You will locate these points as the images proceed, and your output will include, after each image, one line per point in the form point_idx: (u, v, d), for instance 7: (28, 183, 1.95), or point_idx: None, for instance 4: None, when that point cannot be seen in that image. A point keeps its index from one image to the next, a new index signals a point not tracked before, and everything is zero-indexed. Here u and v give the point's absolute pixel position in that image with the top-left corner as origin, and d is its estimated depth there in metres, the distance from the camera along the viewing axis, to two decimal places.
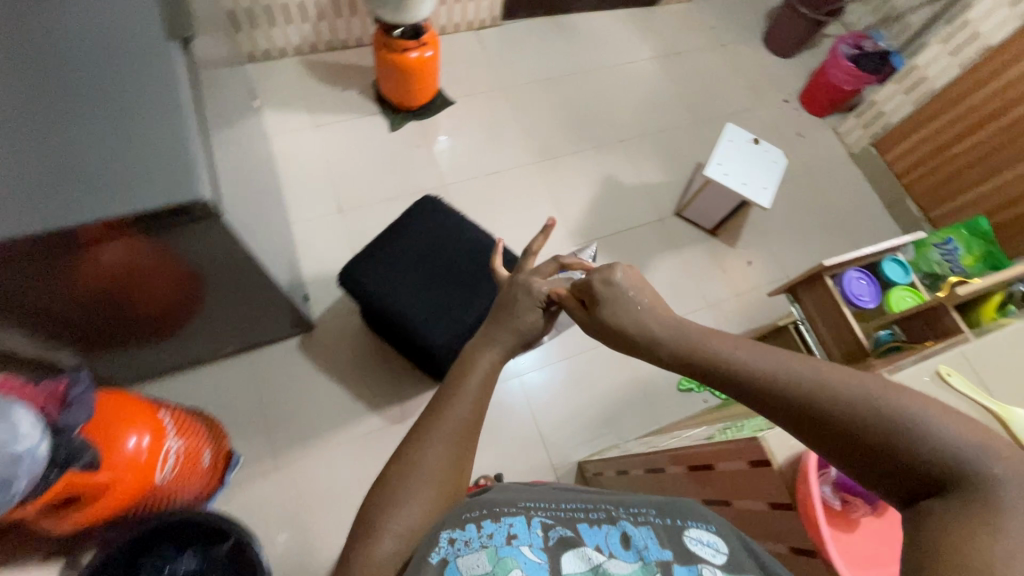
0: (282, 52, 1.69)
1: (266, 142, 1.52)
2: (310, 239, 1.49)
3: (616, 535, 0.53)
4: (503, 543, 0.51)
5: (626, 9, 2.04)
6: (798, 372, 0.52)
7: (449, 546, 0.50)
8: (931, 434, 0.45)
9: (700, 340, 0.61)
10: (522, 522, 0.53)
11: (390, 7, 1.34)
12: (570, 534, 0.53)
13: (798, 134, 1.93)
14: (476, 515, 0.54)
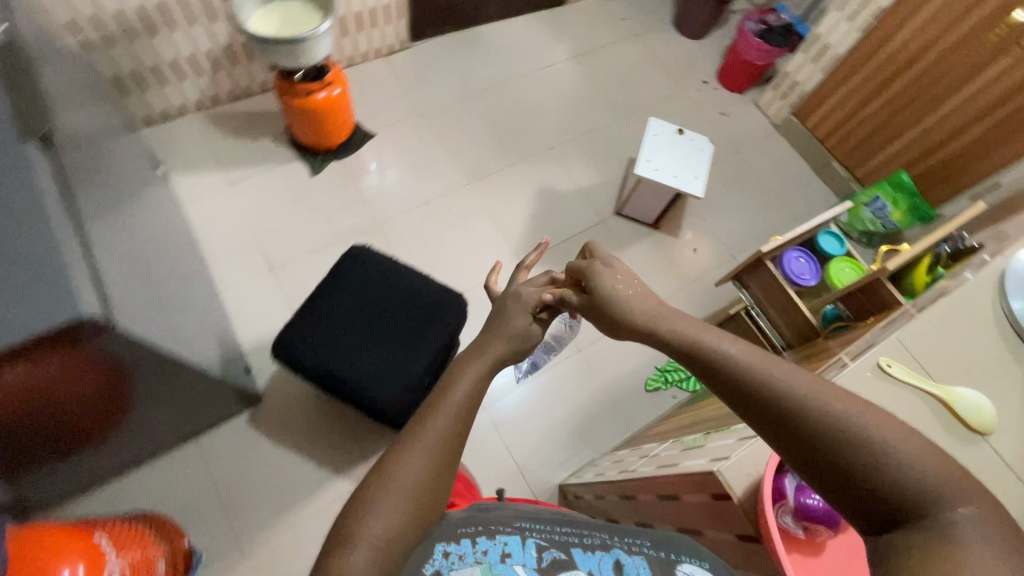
0: (181, 110, 1.59)
1: (178, 209, 1.42)
2: (245, 304, 1.41)
3: (610, 563, 0.51)
4: (496, 562, 0.50)
5: (534, 12, 2.02)
6: (796, 390, 0.53)
7: (443, 558, 0.49)
8: (910, 471, 0.48)
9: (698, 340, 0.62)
10: (516, 541, 0.51)
11: (281, 56, 1.25)
12: (565, 557, 0.51)
13: (721, 114, 1.96)
14: (472, 530, 0.53)
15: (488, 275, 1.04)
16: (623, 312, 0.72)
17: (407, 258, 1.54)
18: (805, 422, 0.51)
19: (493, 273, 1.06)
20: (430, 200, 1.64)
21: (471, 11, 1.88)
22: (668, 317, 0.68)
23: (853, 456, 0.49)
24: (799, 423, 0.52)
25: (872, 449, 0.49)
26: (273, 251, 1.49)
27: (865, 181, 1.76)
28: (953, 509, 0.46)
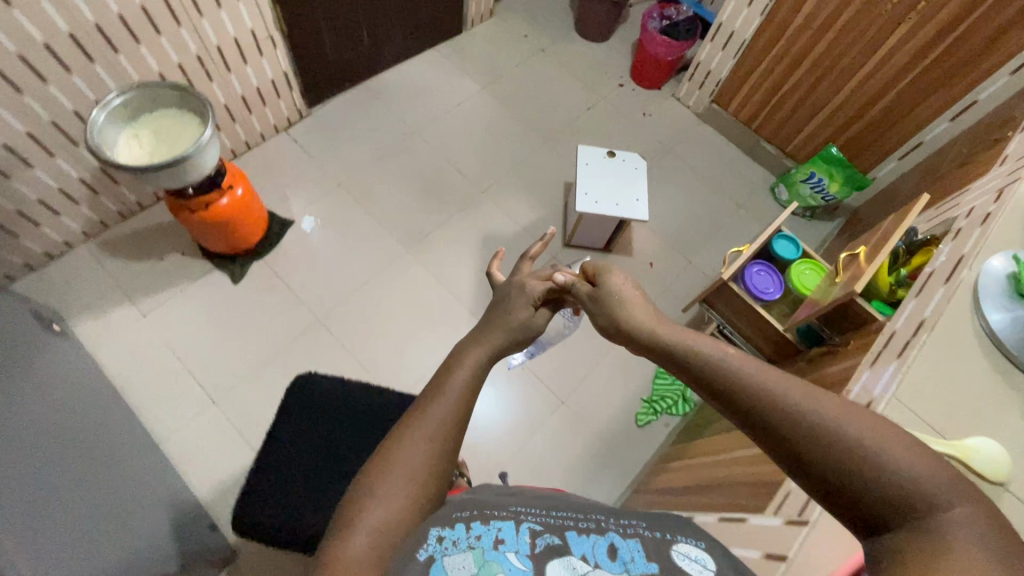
0: (65, 246, 1.40)
1: (89, 364, 1.25)
2: (193, 449, 1.26)
3: (604, 546, 0.56)
4: (490, 547, 0.53)
5: (433, 48, 1.91)
6: (785, 390, 0.52)
7: (438, 543, 0.53)
8: (902, 467, 0.45)
9: (688, 346, 0.61)
10: (510, 527, 0.56)
11: (167, 180, 1.11)
12: (559, 542, 0.55)
13: (644, 114, 1.92)
14: (467, 515, 0.57)
15: (491, 263, 1.03)
16: (623, 315, 0.71)
17: (361, 349, 1.43)
18: (791, 425, 0.50)
19: (494, 260, 1.04)
20: (371, 279, 1.52)
21: (367, 62, 1.75)
22: (656, 327, 0.67)
23: (840, 455, 0.47)
24: (784, 424, 0.50)
25: (856, 448, 0.47)
26: (210, 379, 1.34)
27: (797, 157, 1.76)
28: (947, 504, 0.43)
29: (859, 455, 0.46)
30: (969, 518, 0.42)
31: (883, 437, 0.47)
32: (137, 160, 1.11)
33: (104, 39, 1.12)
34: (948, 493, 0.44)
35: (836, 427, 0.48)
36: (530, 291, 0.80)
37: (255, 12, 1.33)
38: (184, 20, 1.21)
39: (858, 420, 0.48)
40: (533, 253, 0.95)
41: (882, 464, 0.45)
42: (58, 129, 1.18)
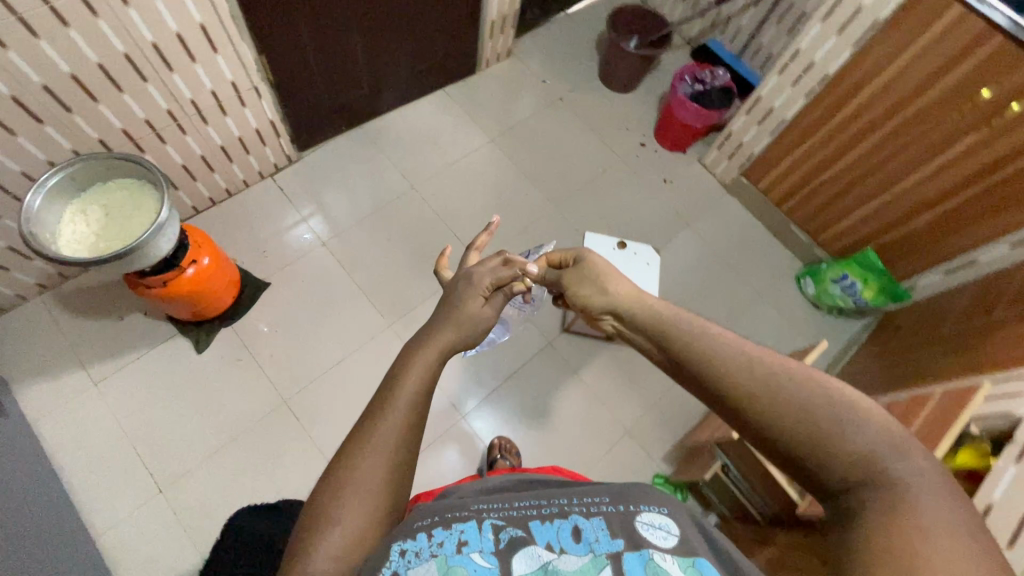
0: (18, 299, 1.29)
1: (26, 450, 1.15)
2: (133, 542, 1.17)
3: (569, 529, 0.52)
4: (452, 553, 0.49)
5: (443, 89, 1.76)
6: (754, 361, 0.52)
7: (399, 558, 0.47)
8: (849, 435, 0.46)
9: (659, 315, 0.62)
10: (472, 527, 0.52)
11: (111, 268, 0.97)
12: (521, 534, 0.51)
13: (665, 180, 1.75)
14: (428, 523, 0.52)
15: (437, 261, 0.95)
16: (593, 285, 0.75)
17: (328, 438, 1.31)
18: (741, 396, 0.50)
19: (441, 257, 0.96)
20: (347, 358, 1.39)
21: (366, 106, 1.60)
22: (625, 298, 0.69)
23: (792, 428, 0.47)
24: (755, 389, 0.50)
25: (825, 421, 0.47)
26: (162, 464, 1.24)
27: (831, 248, 1.58)
28: (890, 463, 0.45)
29: (808, 429, 0.47)
30: (917, 477, 0.44)
31: (830, 402, 0.48)
32: (87, 252, 0.98)
33: (54, 99, 0.99)
34: (890, 454, 0.45)
35: (787, 402, 0.48)
36: (480, 283, 0.76)
37: (236, 63, 1.19)
38: (150, 74, 1.07)
39: (806, 390, 0.48)
40: (479, 246, 0.92)
41: (844, 433, 0.46)
42: (4, 191, 1.06)
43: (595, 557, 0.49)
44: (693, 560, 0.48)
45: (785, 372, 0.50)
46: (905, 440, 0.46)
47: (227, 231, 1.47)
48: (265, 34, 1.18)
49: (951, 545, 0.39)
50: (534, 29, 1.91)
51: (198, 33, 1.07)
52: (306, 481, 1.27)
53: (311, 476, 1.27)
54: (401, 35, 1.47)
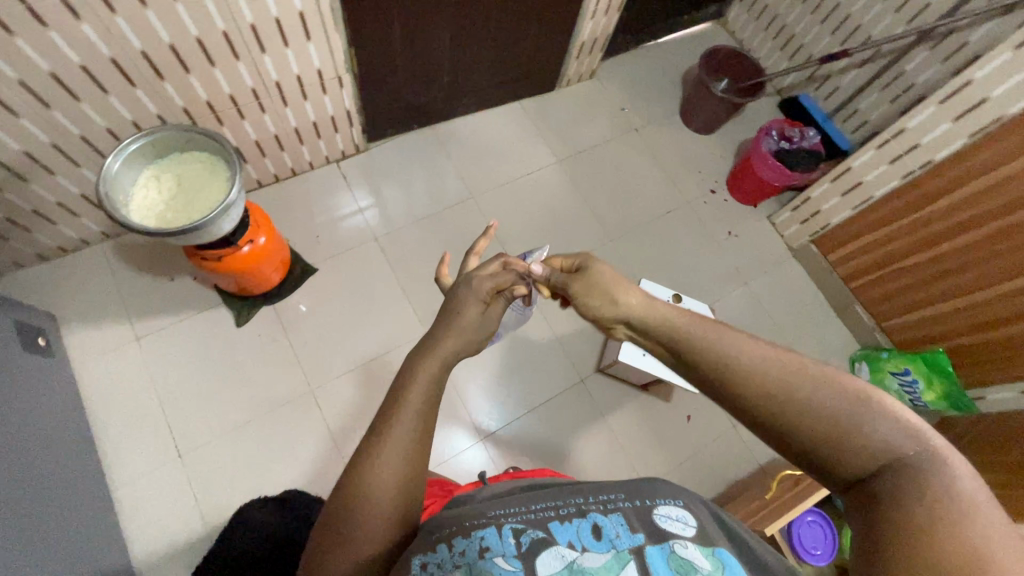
0: (81, 244, 1.33)
1: (62, 395, 1.19)
2: (146, 502, 1.20)
3: (588, 528, 0.55)
4: (476, 558, 0.51)
5: (519, 102, 1.74)
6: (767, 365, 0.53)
7: (423, 570, 0.51)
8: (864, 428, 0.49)
9: (667, 319, 0.62)
10: (492, 533, 0.54)
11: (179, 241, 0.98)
12: (543, 535, 0.54)
13: (730, 233, 1.68)
14: (446, 534, 0.55)
15: (438, 270, 0.94)
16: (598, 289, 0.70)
17: (344, 434, 1.31)
18: (764, 402, 0.52)
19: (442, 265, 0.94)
20: (377, 358, 1.39)
21: (441, 108, 1.59)
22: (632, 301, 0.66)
23: (810, 426, 0.50)
24: (772, 392, 0.52)
25: (842, 414, 0.50)
26: (185, 431, 1.26)
27: (894, 337, 1.49)
28: (904, 447, 0.48)
29: (825, 427, 0.50)
30: (931, 457, 0.47)
31: (849, 397, 0.50)
32: (154, 220, 1.00)
33: (150, 66, 1.01)
34: (903, 440, 0.48)
35: (803, 404, 0.51)
36: (479, 289, 0.76)
37: (326, 53, 1.19)
38: (243, 54, 1.08)
39: (819, 388, 0.51)
40: (479, 250, 0.90)
41: (863, 425, 0.49)
42: (88, 144, 1.09)
43: (618, 553, 0.51)
44: (713, 550, 0.51)
45: (801, 373, 0.52)
46: (917, 422, 0.50)
47: (285, 210, 1.48)
48: (358, 29, 1.18)
49: (966, 521, 0.43)
50: (623, 54, 1.86)
51: (296, 20, 1.07)
52: (316, 474, 1.27)
53: (321, 471, 1.27)
54: (490, 45, 1.45)
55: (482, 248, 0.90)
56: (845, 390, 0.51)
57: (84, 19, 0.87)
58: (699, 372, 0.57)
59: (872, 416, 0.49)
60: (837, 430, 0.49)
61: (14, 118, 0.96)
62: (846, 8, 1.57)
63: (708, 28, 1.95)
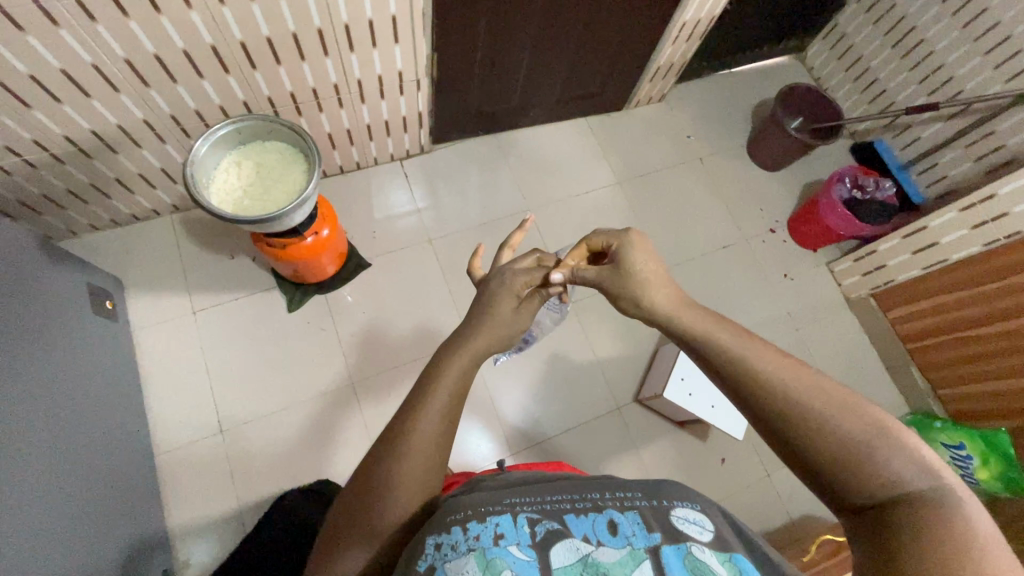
0: (153, 213, 1.38)
1: (119, 358, 1.23)
2: (185, 473, 1.24)
3: (605, 523, 0.55)
4: (490, 545, 0.51)
5: (585, 118, 1.73)
6: (793, 387, 0.56)
7: (436, 552, 0.51)
8: (876, 456, 0.51)
9: (705, 331, 0.63)
10: (508, 521, 0.54)
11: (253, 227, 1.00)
12: (558, 527, 0.54)
13: (785, 276, 1.63)
14: (462, 517, 0.54)
15: (470, 259, 0.96)
16: (640, 285, 0.72)
17: (375, 429, 1.32)
18: (782, 420, 0.55)
19: (473, 257, 0.96)
20: (415, 361, 1.39)
21: (509, 117, 1.59)
22: (675, 308, 0.68)
23: (821, 444, 0.53)
24: (793, 411, 0.54)
25: (857, 440, 0.52)
26: (227, 408, 1.30)
27: (949, 407, 1.45)
28: (917, 482, 0.50)
29: (836, 448, 0.52)
30: (944, 493, 0.49)
31: (868, 428, 0.52)
32: (232, 205, 1.03)
33: (245, 56, 1.03)
34: (915, 473, 0.50)
35: (820, 426, 0.53)
36: (512, 285, 0.80)
37: (409, 56, 1.20)
38: (333, 51, 1.10)
39: (830, 404, 0.54)
40: (513, 243, 0.92)
41: (878, 455, 0.51)
42: (175, 122, 1.12)
43: (633, 550, 0.51)
44: (730, 556, 0.51)
45: (824, 397, 0.54)
46: (937, 460, 0.51)
47: (346, 203, 1.51)
48: (443, 35, 1.19)
49: (968, 555, 0.44)
50: (696, 80, 1.83)
51: (388, 23, 1.09)
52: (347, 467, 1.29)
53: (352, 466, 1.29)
54: (567, 61, 1.44)
55: (516, 242, 0.93)
56: (866, 420, 0.53)
57: (194, 7, 0.90)
58: (725, 384, 0.60)
59: (890, 449, 0.51)
60: (850, 456, 0.51)
61: (114, 92, 1.00)
62: (939, 58, 1.50)
63: (786, 61, 1.90)
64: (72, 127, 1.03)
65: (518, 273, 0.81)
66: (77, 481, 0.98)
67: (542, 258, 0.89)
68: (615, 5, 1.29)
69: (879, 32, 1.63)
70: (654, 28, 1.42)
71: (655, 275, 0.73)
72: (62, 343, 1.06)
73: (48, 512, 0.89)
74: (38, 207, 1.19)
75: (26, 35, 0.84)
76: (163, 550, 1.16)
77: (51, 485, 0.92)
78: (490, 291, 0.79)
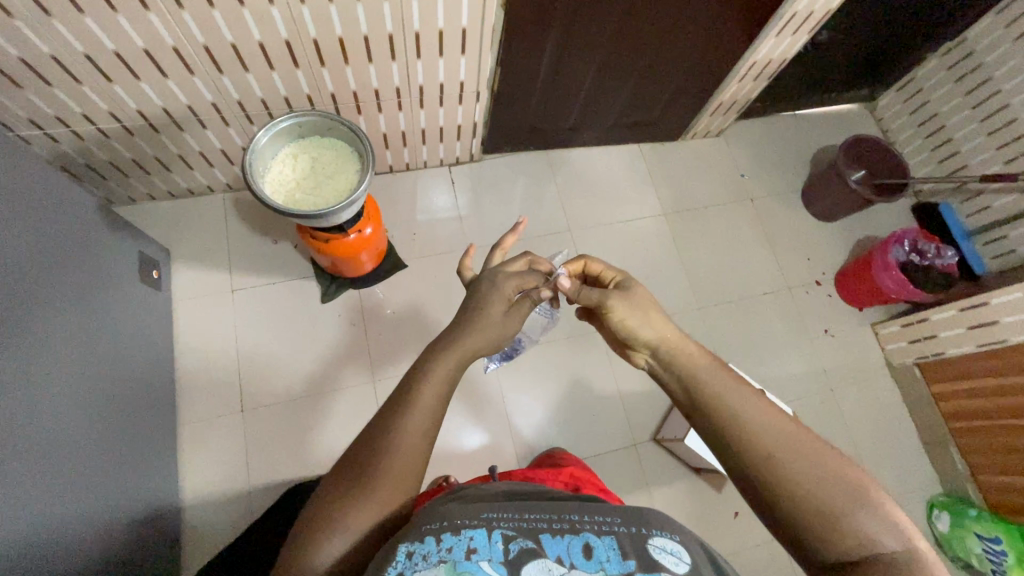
0: (208, 189, 1.42)
1: (156, 326, 1.28)
2: (202, 445, 1.28)
3: (579, 545, 0.55)
4: (461, 558, 0.52)
5: (638, 145, 1.70)
6: (778, 441, 0.58)
7: (406, 560, 0.52)
8: (855, 518, 0.53)
9: (699, 373, 0.66)
10: (481, 535, 0.55)
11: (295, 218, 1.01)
12: (532, 547, 0.54)
13: (826, 332, 1.57)
14: (436, 527, 0.55)
15: (462, 260, 0.98)
16: (631, 304, 0.76)
17: None
18: (767, 474, 0.57)
19: (464, 256, 0.98)
20: None
21: (562, 135, 1.59)
22: (673, 340, 0.71)
23: (807, 504, 0.55)
24: (778, 467, 0.56)
25: (836, 500, 0.54)
26: (250, 388, 1.33)
27: (987, 495, 1.36)
28: (888, 545, 0.53)
29: (820, 507, 0.54)
30: (911, 556, 0.52)
31: (848, 489, 0.55)
32: (283, 197, 1.06)
33: (316, 53, 1.05)
34: (886, 536, 0.53)
35: (803, 484, 0.55)
36: (503, 290, 0.83)
37: (473, 67, 1.21)
38: (400, 56, 1.11)
39: (818, 463, 0.56)
40: (505, 246, 0.92)
41: (857, 517, 0.53)
42: (242, 108, 1.16)
43: None
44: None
45: (807, 454, 0.57)
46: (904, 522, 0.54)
47: (391, 201, 1.53)
48: (509, 50, 1.19)
49: None
50: (757, 118, 1.78)
51: (457, 35, 1.09)
52: None
53: None
54: (628, 87, 1.43)
55: (508, 246, 0.93)
56: (847, 481, 0.55)
57: (275, 4, 0.92)
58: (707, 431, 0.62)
59: (867, 512, 0.54)
60: (830, 515, 0.54)
61: (188, 75, 1.04)
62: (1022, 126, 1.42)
63: (854, 109, 1.84)
64: (145, 103, 1.07)
65: (511, 277, 0.85)
66: (100, 445, 1.02)
67: (534, 261, 0.92)
68: (686, 38, 1.27)
69: (959, 91, 1.56)
70: (722, 64, 1.39)
71: (646, 298, 0.77)
72: (106, 306, 1.10)
73: (70, 472, 0.93)
74: (103, 172, 1.24)
75: (116, 14, 0.88)
76: (171, 517, 1.20)
77: (76, 446, 0.95)
78: (483, 292, 0.82)
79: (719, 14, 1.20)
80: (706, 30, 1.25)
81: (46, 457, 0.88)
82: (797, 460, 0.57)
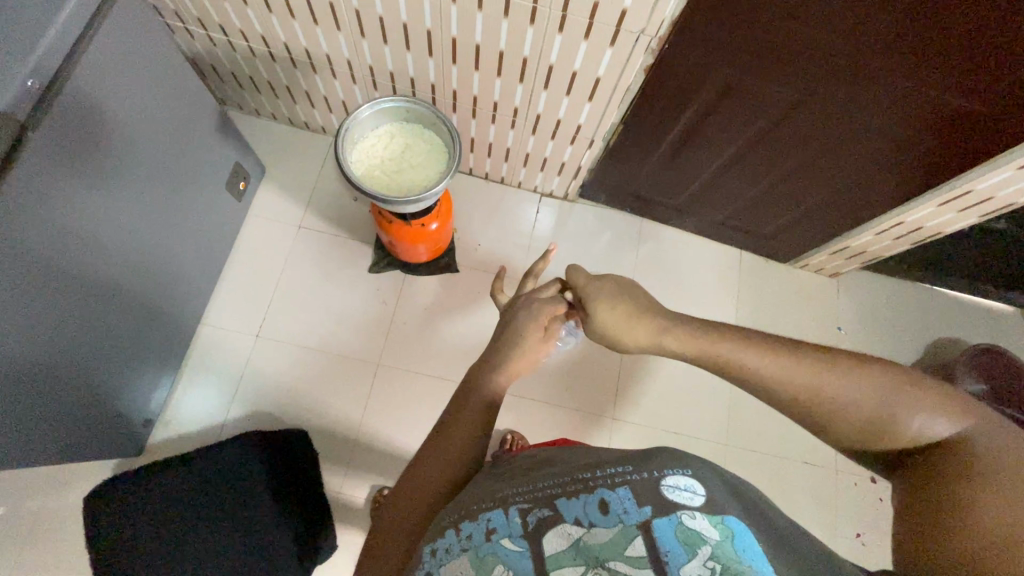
0: (321, 129, 1.51)
1: (223, 233, 1.37)
2: (214, 350, 1.36)
3: (595, 503, 0.52)
4: (483, 542, 0.50)
5: (740, 250, 1.57)
6: (799, 385, 0.61)
7: (432, 559, 0.50)
8: (902, 421, 0.56)
9: (713, 347, 0.67)
10: (500, 515, 0.52)
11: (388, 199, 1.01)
12: (548, 514, 0.52)
13: (856, 537, 1.36)
14: (456, 518, 0.53)
15: (495, 284, 0.99)
16: (622, 299, 0.76)
17: (371, 406, 1.36)
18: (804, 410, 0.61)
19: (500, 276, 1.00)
20: (439, 378, 1.39)
21: (665, 211, 1.50)
22: (654, 334, 0.72)
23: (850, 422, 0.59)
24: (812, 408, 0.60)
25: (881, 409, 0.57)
26: (273, 322, 1.39)
27: None
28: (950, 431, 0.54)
29: (868, 421, 0.58)
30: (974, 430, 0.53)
31: (889, 398, 0.57)
32: (383, 172, 1.09)
33: (451, 49, 1.06)
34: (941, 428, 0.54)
35: (840, 407, 0.59)
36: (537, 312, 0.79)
37: (596, 117, 1.16)
38: (529, 81, 1.10)
39: (849, 380, 0.59)
40: (537, 273, 0.92)
41: (905, 422, 0.56)
42: (371, 73, 1.20)
43: (625, 527, 0.49)
44: (722, 517, 0.48)
45: (837, 385, 0.59)
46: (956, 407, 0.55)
47: (473, 204, 1.53)
48: (639, 113, 1.14)
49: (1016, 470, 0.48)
50: (885, 275, 1.57)
51: (590, 82, 1.06)
52: (329, 430, 1.34)
53: (335, 432, 1.33)
54: (748, 193, 1.31)
55: (540, 271, 0.93)
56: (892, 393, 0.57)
57: None
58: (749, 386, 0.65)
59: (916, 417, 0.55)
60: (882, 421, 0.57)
61: (335, 29, 1.08)
62: None
63: (1007, 312, 1.56)
64: (292, 40, 1.14)
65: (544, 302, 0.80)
66: (129, 318, 1.10)
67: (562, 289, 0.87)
68: (832, 173, 1.14)
69: None
70: (864, 211, 1.24)
71: (631, 292, 0.77)
72: (191, 201, 1.20)
73: (97, 332, 1.02)
74: (242, 82, 1.36)
75: None
76: (156, 402, 1.29)
77: (110, 315, 1.05)
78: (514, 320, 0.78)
79: (879, 162, 1.06)
80: (854, 171, 1.12)
81: (86, 309, 0.98)
82: (828, 379, 0.60)
